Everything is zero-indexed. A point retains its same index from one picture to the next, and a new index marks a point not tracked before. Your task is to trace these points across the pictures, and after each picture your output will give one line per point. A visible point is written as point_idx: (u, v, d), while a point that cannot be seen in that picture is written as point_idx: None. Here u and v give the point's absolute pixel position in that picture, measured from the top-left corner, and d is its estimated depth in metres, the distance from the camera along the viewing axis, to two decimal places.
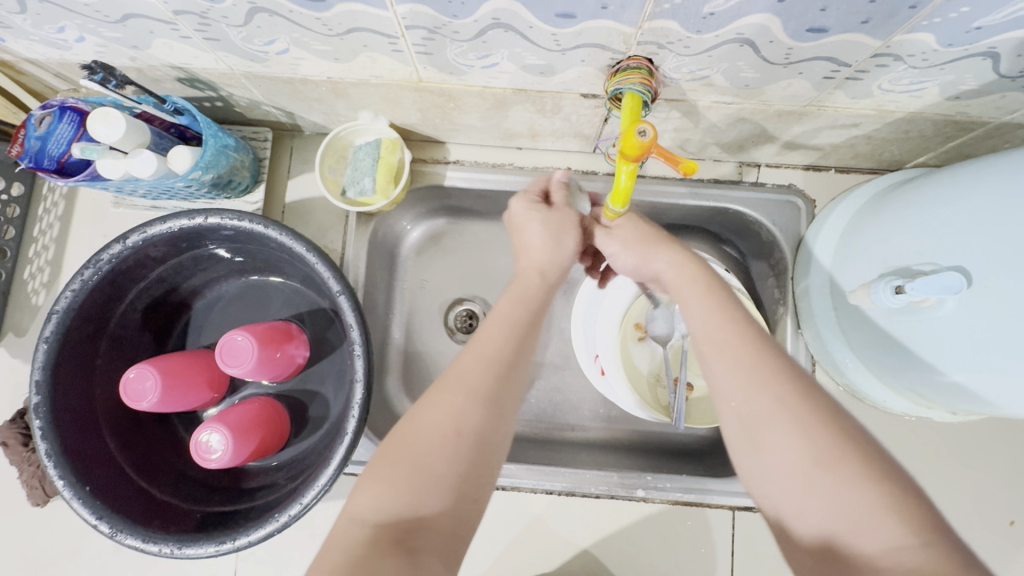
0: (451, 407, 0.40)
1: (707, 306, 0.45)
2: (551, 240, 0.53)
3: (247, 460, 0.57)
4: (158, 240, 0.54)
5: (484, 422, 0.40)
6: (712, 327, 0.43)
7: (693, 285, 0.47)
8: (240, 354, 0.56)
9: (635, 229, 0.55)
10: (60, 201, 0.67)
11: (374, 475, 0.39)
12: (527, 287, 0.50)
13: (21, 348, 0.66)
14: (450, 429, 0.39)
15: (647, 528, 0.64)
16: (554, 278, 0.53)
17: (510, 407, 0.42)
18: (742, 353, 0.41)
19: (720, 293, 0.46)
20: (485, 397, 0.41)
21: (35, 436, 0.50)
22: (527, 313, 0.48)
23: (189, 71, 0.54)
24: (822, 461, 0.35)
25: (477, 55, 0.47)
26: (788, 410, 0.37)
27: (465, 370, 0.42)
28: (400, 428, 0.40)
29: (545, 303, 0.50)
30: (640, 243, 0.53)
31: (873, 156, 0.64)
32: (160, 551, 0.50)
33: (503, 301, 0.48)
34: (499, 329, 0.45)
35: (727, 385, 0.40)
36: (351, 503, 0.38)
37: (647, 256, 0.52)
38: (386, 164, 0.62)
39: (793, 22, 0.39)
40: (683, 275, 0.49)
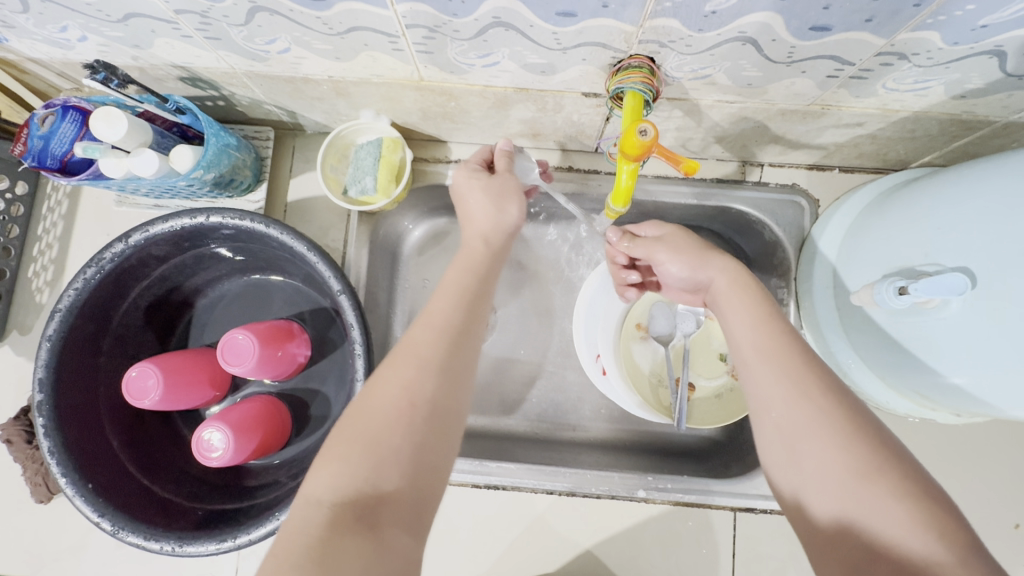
0: (404, 380, 0.40)
1: (756, 317, 0.44)
2: (493, 206, 0.54)
3: (248, 458, 0.57)
4: (161, 239, 0.55)
5: (437, 393, 0.41)
6: (760, 337, 0.43)
7: (739, 293, 0.47)
8: (242, 353, 0.56)
9: (686, 242, 0.54)
10: (64, 200, 0.68)
11: (329, 455, 0.38)
12: (473, 254, 0.51)
13: (24, 346, 0.66)
14: (402, 400, 0.39)
15: (648, 528, 0.64)
16: (500, 242, 0.53)
17: (463, 377, 0.43)
18: (790, 366, 0.40)
19: (767, 305, 0.45)
20: (437, 367, 0.41)
21: (38, 434, 0.50)
22: (474, 281, 0.48)
23: (191, 70, 0.55)
24: (859, 472, 0.35)
25: (478, 54, 0.47)
26: (829, 422, 0.37)
27: (417, 343, 0.43)
28: (352, 405, 0.41)
29: (494, 267, 0.51)
30: (691, 253, 0.52)
31: (878, 156, 0.63)
32: (163, 548, 0.50)
33: (451, 272, 0.49)
34: (448, 299, 0.46)
35: (772, 395, 0.40)
36: (307, 486, 0.37)
37: (699, 265, 0.51)
38: (386, 163, 0.62)
39: (795, 20, 0.39)
40: (735, 286, 0.48)
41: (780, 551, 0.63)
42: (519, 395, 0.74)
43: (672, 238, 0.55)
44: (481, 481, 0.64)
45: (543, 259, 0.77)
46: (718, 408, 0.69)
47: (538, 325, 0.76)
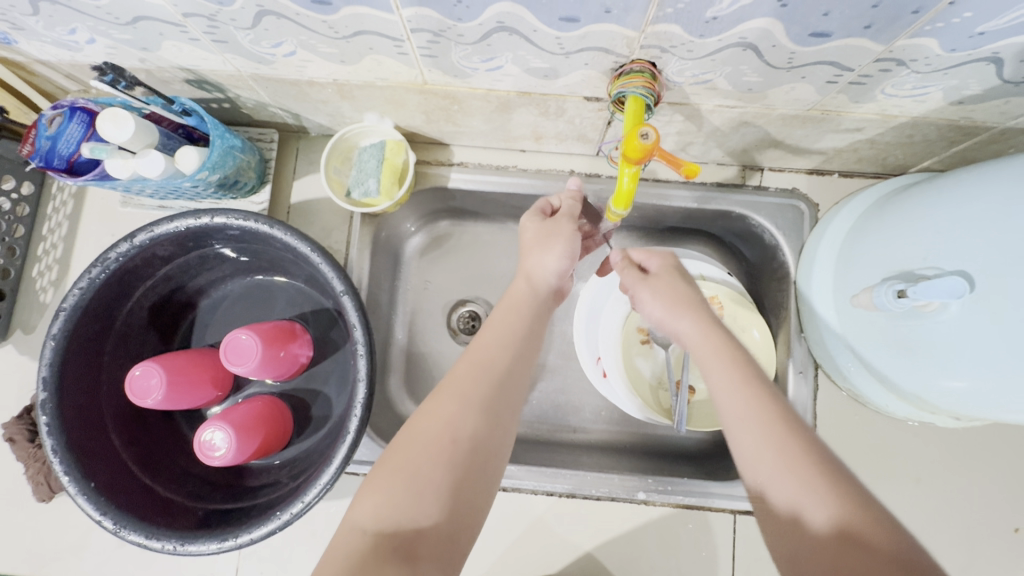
0: (447, 415, 0.43)
1: (737, 382, 0.45)
2: (540, 245, 0.56)
3: (250, 457, 0.58)
4: (165, 239, 0.55)
5: (478, 429, 0.43)
6: (741, 401, 0.44)
7: (717, 359, 0.47)
8: (245, 352, 0.56)
9: (674, 287, 0.54)
10: (69, 200, 0.68)
11: (374, 484, 0.40)
12: (518, 296, 0.54)
13: (28, 346, 0.66)
14: (444, 436, 0.42)
15: (648, 530, 0.64)
16: (543, 285, 0.55)
17: (504, 415, 0.45)
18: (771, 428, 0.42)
19: (749, 369, 0.46)
20: (479, 406, 0.44)
21: (41, 432, 0.51)
22: (521, 322, 0.51)
23: (198, 72, 0.55)
24: (844, 540, 0.36)
25: (481, 58, 0.48)
26: (811, 486, 0.39)
27: (462, 381, 0.45)
28: (399, 437, 0.43)
29: (538, 308, 0.54)
30: (669, 300, 0.53)
31: (877, 161, 0.64)
32: (164, 547, 0.50)
33: (498, 313, 0.52)
34: (497, 341, 0.49)
35: (759, 462, 0.42)
36: (352, 512, 0.39)
37: (672, 316, 0.52)
38: (390, 166, 0.63)
39: (796, 26, 0.39)
40: (709, 347, 0.49)
41: None
42: None
43: (659, 280, 0.56)
44: None
45: None
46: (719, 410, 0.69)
47: None
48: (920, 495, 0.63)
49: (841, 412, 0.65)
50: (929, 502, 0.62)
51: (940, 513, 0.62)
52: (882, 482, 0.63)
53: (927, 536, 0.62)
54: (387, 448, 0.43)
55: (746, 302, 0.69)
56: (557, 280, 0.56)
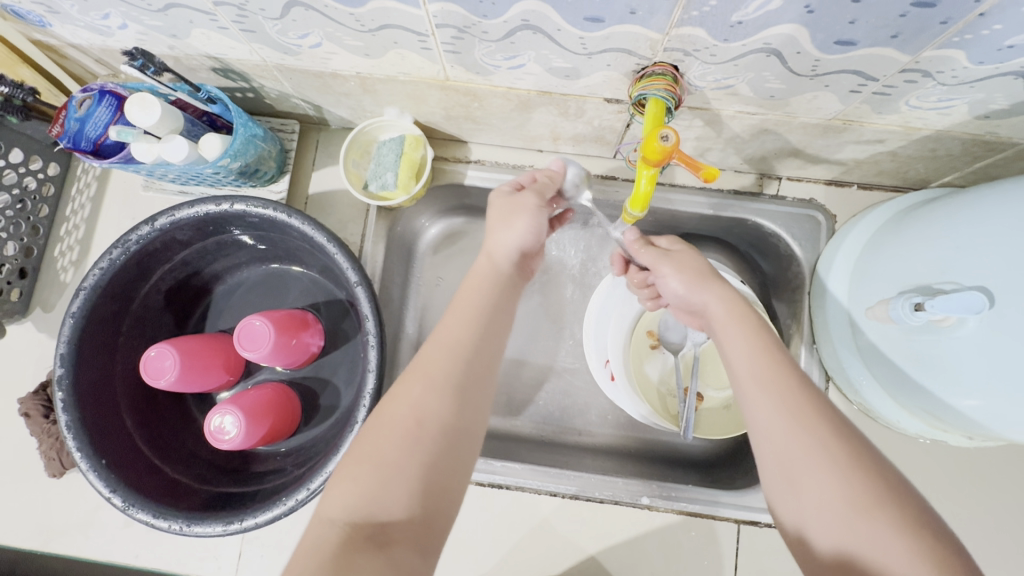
0: (415, 399, 0.43)
1: (751, 347, 0.45)
2: (501, 223, 0.54)
3: (257, 443, 0.58)
4: (184, 224, 0.56)
5: (445, 413, 0.43)
6: (756, 365, 0.43)
7: (735, 324, 0.47)
8: (258, 339, 0.57)
9: (692, 261, 0.53)
10: (92, 182, 0.70)
11: (345, 473, 0.41)
12: (479, 273, 0.53)
13: (47, 323, 0.68)
14: (410, 418, 0.42)
15: (651, 536, 0.64)
16: (505, 260, 0.54)
17: (471, 396, 0.44)
18: (785, 390, 0.41)
19: (762, 338, 0.45)
20: (443, 387, 0.44)
21: (56, 408, 0.52)
22: (483, 298, 0.50)
23: (224, 61, 0.56)
24: (859, 506, 0.35)
25: (504, 56, 0.48)
26: (828, 451, 0.38)
27: (428, 363, 0.45)
28: (370, 425, 0.43)
29: (499, 284, 0.52)
30: (690, 276, 0.52)
31: (898, 174, 0.63)
32: (171, 527, 0.51)
33: (462, 292, 0.51)
34: (459, 321, 0.48)
35: (767, 415, 0.41)
36: (322, 507, 0.39)
37: (697, 287, 0.51)
38: (408, 160, 0.63)
39: (822, 34, 0.39)
40: (729, 314, 0.48)
41: (784, 567, 0.62)
42: (527, 397, 0.75)
43: (680, 255, 0.55)
44: (485, 480, 0.65)
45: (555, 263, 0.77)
46: (726, 419, 0.69)
47: (549, 329, 0.77)
48: None
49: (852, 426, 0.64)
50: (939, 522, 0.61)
51: None
52: None
53: None
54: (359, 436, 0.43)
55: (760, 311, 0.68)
56: (520, 255, 0.55)
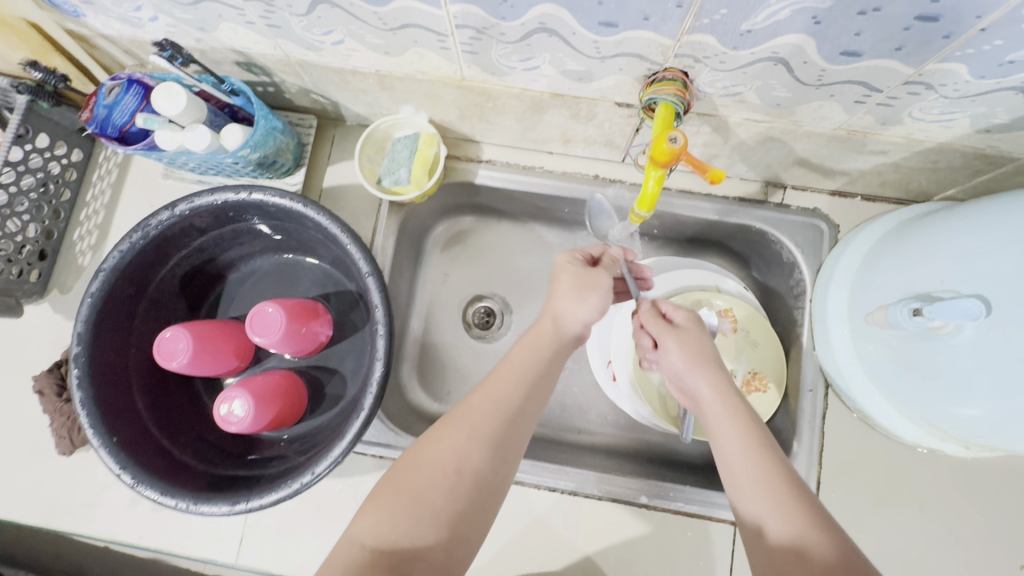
0: (456, 446, 0.44)
1: (741, 438, 0.46)
2: (576, 296, 0.53)
3: (264, 428, 0.59)
4: (203, 211, 0.58)
5: (483, 465, 0.44)
6: (746, 454, 0.45)
7: (726, 417, 0.48)
8: (269, 325, 0.58)
9: (699, 345, 0.53)
10: (114, 169, 0.72)
11: (376, 504, 0.42)
12: (541, 335, 0.53)
13: (63, 305, 0.69)
14: (451, 466, 0.43)
15: (647, 536, 0.64)
16: (569, 331, 0.53)
17: (510, 451, 0.46)
18: (779, 492, 0.43)
19: (756, 436, 0.46)
20: (487, 440, 0.45)
21: (71, 385, 0.53)
22: (539, 364, 0.51)
23: (248, 55, 0.58)
24: None
25: (520, 58, 0.50)
26: (810, 539, 0.40)
27: (474, 412, 0.46)
28: (403, 460, 0.45)
29: (558, 353, 0.52)
30: (690, 357, 0.52)
31: (901, 186, 0.64)
32: (177, 505, 0.52)
33: (516, 350, 0.52)
34: (511, 375, 0.49)
35: (760, 512, 0.43)
36: (352, 527, 0.41)
37: (692, 371, 0.51)
38: (421, 157, 0.65)
39: (827, 44, 0.41)
40: (723, 407, 0.49)
41: None
42: None
43: (685, 336, 0.54)
44: None
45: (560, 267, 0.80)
46: None
47: None
48: (923, 522, 0.62)
49: (849, 435, 0.65)
50: (930, 531, 0.62)
51: (942, 543, 0.62)
52: (885, 506, 0.63)
53: (925, 563, 0.61)
54: (392, 469, 0.45)
55: (760, 316, 0.71)
56: (585, 327, 0.54)
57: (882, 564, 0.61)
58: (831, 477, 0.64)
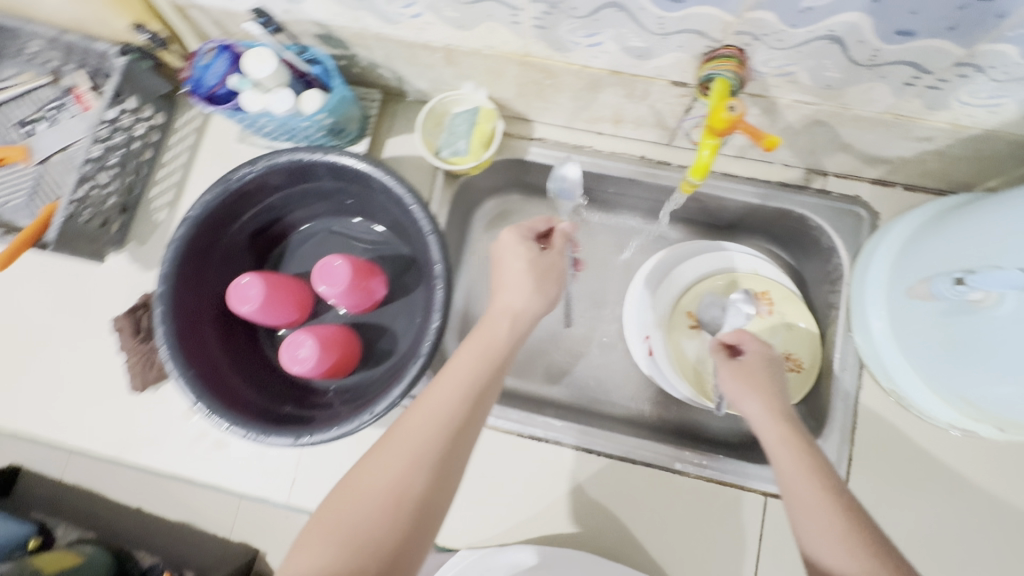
0: (395, 472, 0.43)
1: (797, 466, 0.47)
2: (529, 285, 0.57)
3: (324, 374, 0.64)
4: (279, 168, 0.62)
5: (424, 489, 0.43)
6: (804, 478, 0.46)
7: (783, 444, 0.50)
8: (334, 276, 0.63)
9: (749, 368, 0.58)
10: (191, 133, 0.77)
11: (310, 541, 0.41)
12: (488, 337, 0.54)
13: (140, 256, 0.74)
14: (389, 494, 0.42)
15: (680, 500, 0.66)
16: (519, 326, 0.56)
17: (452, 469, 0.45)
18: (838, 514, 0.44)
19: (816, 459, 0.48)
20: (428, 464, 0.44)
21: (154, 319, 0.58)
22: (482, 373, 0.50)
23: (328, 28, 0.62)
24: None
25: (585, 33, 0.53)
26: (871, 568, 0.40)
27: (410, 435, 0.45)
28: (340, 486, 0.44)
29: (505, 354, 0.53)
30: (739, 381, 0.57)
31: (943, 175, 0.66)
32: (247, 435, 0.57)
33: (461, 358, 0.51)
34: (453, 389, 0.49)
35: (819, 528, 0.43)
36: (286, 567, 0.40)
37: (739, 392, 0.56)
38: (480, 130, 0.69)
39: (883, 23, 0.44)
40: (780, 436, 0.51)
41: None
42: (566, 366, 0.80)
43: (734, 363, 0.59)
44: (524, 432, 0.68)
45: (600, 245, 0.83)
46: None
47: (590, 309, 0.82)
48: (955, 503, 0.63)
49: (883, 416, 0.66)
50: (961, 511, 0.63)
51: (973, 524, 0.63)
52: (916, 485, 0.64)
53: (955, 542, 0.62)
54: (331, 495, 0.44)
55: (796, 300, 0.74)
56: (536, 319, 0.58)
57: (912, 541, 0.62)
58: (864, 455, 0.65)
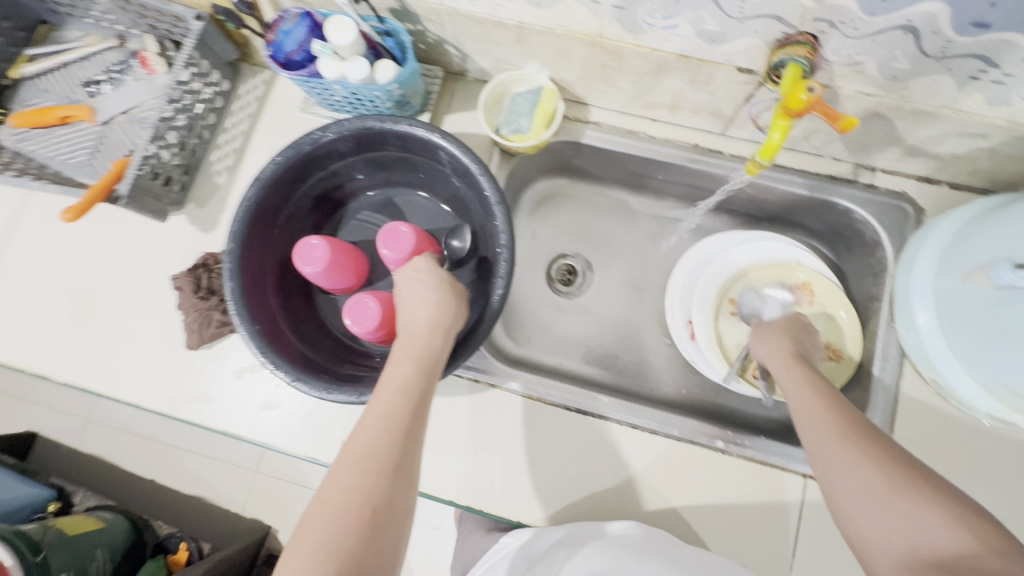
0: (360, 484, 0.42)
1: (798, 385, 0.54)
2: (439, 296, 0.57)
3: (380, 338, 0.65)
4: (349, 135, 0.64)
5: (390, 494, 0.43)
6: (803, 395, 0.52)
7: (789, 371, 0.56)
8: (400, 242, 0.64)
9: (772, 325, 0.65)
10: (253, 102, 0.79)
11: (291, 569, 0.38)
12: (416, 344, 0.53)
13: (199, 218, 0.76)
14: (360, 505, 0.41)
15: (721, 478, 0.67)
16: (445, 331, 0.55)
17: (410, 469, 0.45)
18: (828, 409, 0.49)
19: (815, 379, 0.54)
20: (390, 470, 0.43)
21: (223, 275, 0.60)
22: (418, 376, 0.50)
23: (404, 1, 0.64)
24: (895, 486, 0.41)
25: (662, 15, 0.55)
26: (856, 453, 0.44)
27: (363, 448, 0.44)
28: (305, 520, 0.41)
29: (436, 356, 0.52)
30: (762, 332, 0.65)
31: (991, 174, 0.68)
32: (311, 391, 0.58)
33: (394, 366, 0.50)
34: (393, 396, 0.48)
35: (812, 425, 0.49)
36: None
37: (759, 341, 0.64)
38: (543, 109, 0.72)
39: (961, 14, 0.46)
40: (785, 363, 0.58)
41: None
42: (606, 347, 0.82)
43: (761, 327, 0.66)
44: (571, 406, 0.70)
45: (643, 232, 0.86)
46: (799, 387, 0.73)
47: (632, 294, 0.84)
48: (995, 495, 0.64)
49: (923, 406, 0.68)
50: (1000, 503, 0.64)
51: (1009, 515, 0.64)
52: (956, 477, 0.65)
53: None
54: (297, 531, 0.40)
55: (839, 291, 0.75)
56: (457, 318, 0.57)
57: None
58: (903, 443, 0.67)
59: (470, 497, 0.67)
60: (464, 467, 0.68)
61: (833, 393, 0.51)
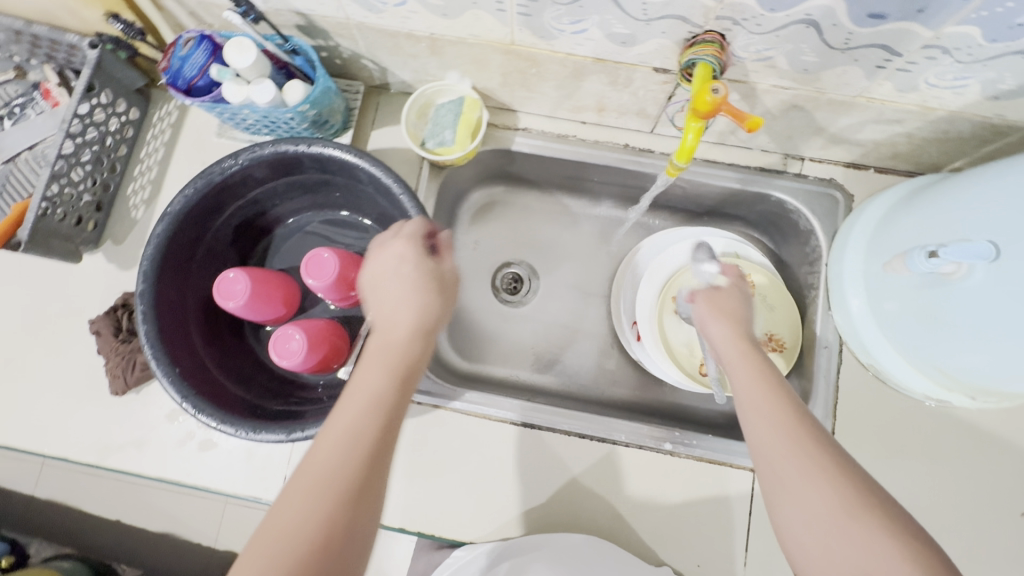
0: (310, 511, 0.37)
1: (751, 379, 0.47)
2: (421, 291, 0.49)
3: (311, 369, 0.62)
4: (263, 161, 0.61)
5: (346, 525, 0.38)
6: (756, 395, 0.46)
7: (739, 359, 0.50)
8: (324, 269, 0.62)
9: (723, 299, 0.55)
10: (167, 128, 0.75)
11: None
12: (397, 345, 0.46)
13: (117, 255, 0.72)
14: (306, 539, 0.36)
15: (671, 480, 0.67)
16: (423, 334, 0.48)
17: (372, 495, 0.40)
18: (784, 416, 0.44)
19: (769, 373, 0.48)
20: (348, 499, 0.38)
21: (136, 318, 0.56)
22: (393, 387, 0.43)
23: (309, 18, 0.61)
24: (852, 514, 0.38)
25: (570, 20, 0.54)
26: (814, 471, 0.41)
27: (322, 466, 0.39)
28: (252, 545, 0.37)
29: (416, 363, 0.46)
30: (712, 307, 0.55)
31: (913, 157, 0.68)
32: (237, 433, 0.55)
33: (371, 369, 0.44)
34: (362, 409, 0.42)
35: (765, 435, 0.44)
36: None
37: (709, 317, 0.54)
38: (466, 120, 0.69)
39: (856, 6, 0.45)
40: (738, 350, 0.51)
41: None
42: (555, 354, 0.80)
43: (707, 296, 0.56)
44: (518, 420, 0.69)
45: (585, 234, 0.85)
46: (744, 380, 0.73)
47: (578, 297, 0.83)
48: (935, 472, 0.66)
49: (863, 390, 0.68)
50: (940, 479, 0.65)
51: (950, 491, 0.65)
52: (897, 457, 0.66)
53: (935, 509, 0.64)
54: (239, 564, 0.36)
55: (776, 282, 0.75)
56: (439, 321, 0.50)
57: None
58: (846, 428, 0.67)
59: (421, 522, 0.66)
60: (413, 491, 0.67)
61: (790, 394, 0.46)
